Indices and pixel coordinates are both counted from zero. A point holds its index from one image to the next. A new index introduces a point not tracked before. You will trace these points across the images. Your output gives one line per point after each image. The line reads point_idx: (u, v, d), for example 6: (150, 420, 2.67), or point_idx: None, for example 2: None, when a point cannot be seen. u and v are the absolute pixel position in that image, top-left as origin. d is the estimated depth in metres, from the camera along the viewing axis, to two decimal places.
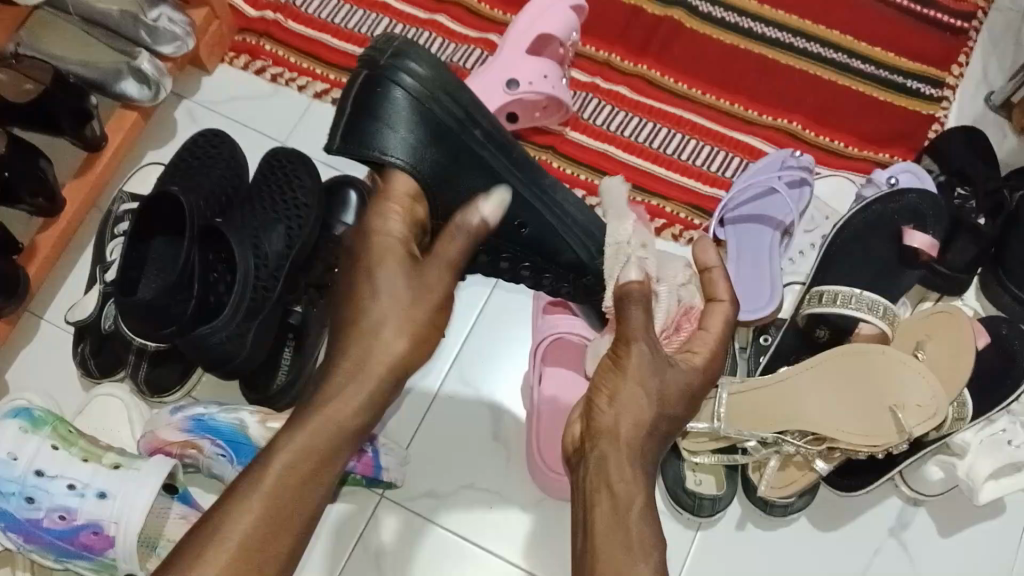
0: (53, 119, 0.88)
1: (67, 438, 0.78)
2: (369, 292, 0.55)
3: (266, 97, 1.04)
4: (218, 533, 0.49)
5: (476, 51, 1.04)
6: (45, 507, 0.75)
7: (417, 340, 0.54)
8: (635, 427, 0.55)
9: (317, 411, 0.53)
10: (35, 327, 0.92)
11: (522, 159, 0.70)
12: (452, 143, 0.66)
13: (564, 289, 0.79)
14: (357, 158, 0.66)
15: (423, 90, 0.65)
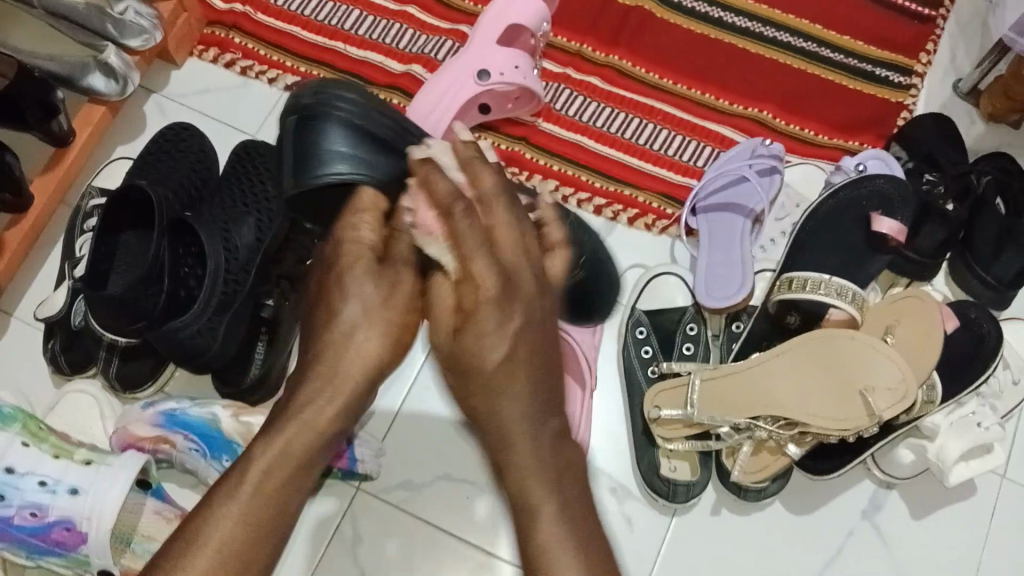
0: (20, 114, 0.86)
1: (37, 435, 0.77)
2: (338, 298, 0.57)
3: (236, 90, 1.04)
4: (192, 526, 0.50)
5: (447, 42, 1.04)
6: (14, 504, 0.73)
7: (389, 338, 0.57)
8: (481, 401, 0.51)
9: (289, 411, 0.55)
10: (5, 325, 0.91)
11: None
12: (397, 150, 0.75)
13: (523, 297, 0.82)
14: (316, 186, 0.75)
15: (351, 111, 0.75)
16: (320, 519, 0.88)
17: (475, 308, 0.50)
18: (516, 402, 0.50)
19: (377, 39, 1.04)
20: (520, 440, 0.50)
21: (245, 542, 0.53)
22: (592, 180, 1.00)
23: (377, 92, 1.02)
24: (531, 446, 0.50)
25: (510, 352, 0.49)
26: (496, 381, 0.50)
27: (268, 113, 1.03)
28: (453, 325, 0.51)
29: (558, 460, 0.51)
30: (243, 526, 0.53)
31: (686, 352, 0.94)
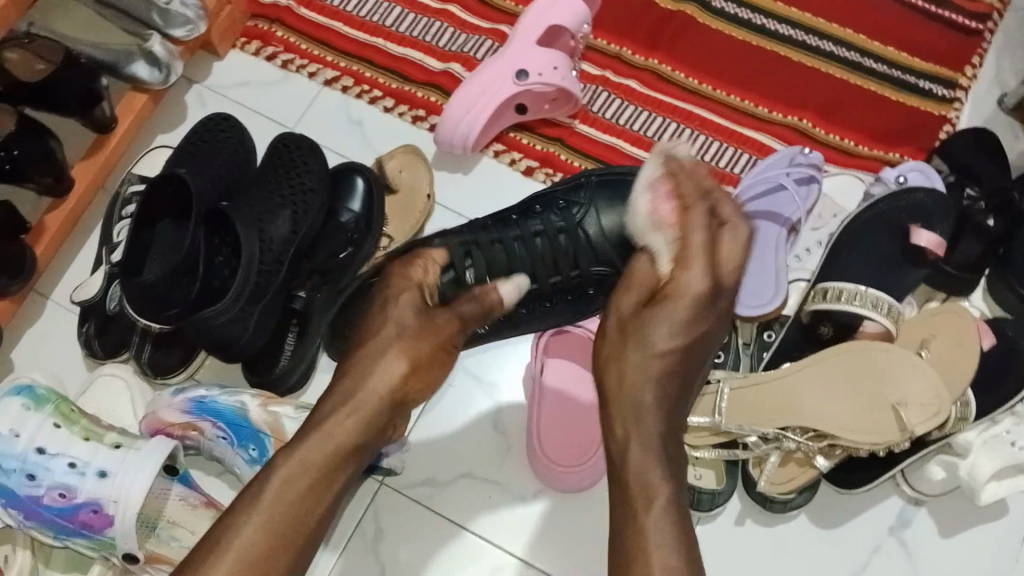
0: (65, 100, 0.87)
1: (70, 417, 0.78)
2: None
3: (277, 82, 1.04)
4: None
5: (487, 42, 1.04)
6: (45, 484, 0.75)
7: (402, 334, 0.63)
8: (637, 377, 0.60)
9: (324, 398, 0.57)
10: (41, 307, 0.93)
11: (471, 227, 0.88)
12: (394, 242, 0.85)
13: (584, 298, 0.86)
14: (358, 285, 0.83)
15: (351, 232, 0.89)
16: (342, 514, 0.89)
17: (674, 291, 0.62)
18: (648, 392, 0.60)
19: (417, 36, 1.04)
20: (648, 403, 0.60)
21: None
22: None
23: (415, 90, 1.02)
24: (661, 408, 0.60)
25: (679, 342, 0.61)
26: (654, 343, 0.61)
27: (306, 108, 1.03)
28: (642, 297, 0.63)
29: (671, 446, 0.60)
30: (271, 541, 0.57)
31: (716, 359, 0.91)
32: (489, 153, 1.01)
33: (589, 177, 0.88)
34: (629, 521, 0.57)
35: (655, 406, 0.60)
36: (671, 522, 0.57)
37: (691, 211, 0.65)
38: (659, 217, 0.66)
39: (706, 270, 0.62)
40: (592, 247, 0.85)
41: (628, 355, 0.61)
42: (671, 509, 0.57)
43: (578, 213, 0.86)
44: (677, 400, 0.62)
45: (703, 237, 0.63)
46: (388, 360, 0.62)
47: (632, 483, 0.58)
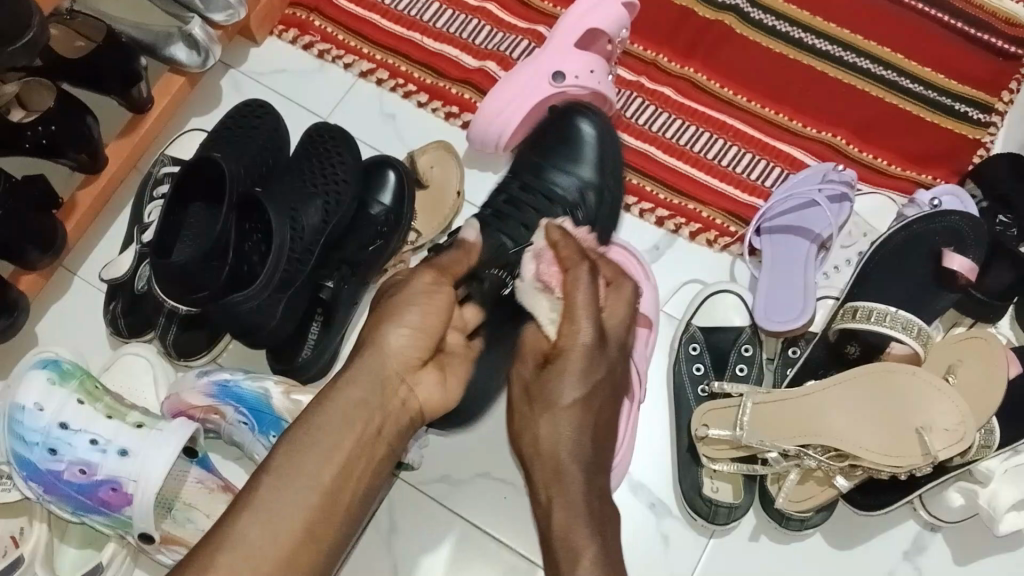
0: (102, 79, 0.87)
1: (93, 394, 0.78)
2: None
3: (312, 72, 1.04)
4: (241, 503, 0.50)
5: (523, 41, 1.03)
6: (67, 459, 0.75)
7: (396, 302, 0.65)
8: (552, 442, 0.60)
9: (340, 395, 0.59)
10: (68, 282, 0.93)
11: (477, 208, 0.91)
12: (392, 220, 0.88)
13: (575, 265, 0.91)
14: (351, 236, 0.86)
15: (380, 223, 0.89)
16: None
17: (563, 352, 0.61)
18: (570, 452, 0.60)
19: (454, 33, 1.04)
20: (567, 463, 0.60)
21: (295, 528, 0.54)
22: (655, 190, 0.99)
23: (449, 85, 1.02)
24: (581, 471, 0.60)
25: (582, 395, 0.60)
26: (557, 405, 0.60)
27: (339, 98, 1.03)
28: (537, 363, 0.62)
29: (597, 508, 0.60)
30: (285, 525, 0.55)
31: (738, 372, 0.92)
32: None
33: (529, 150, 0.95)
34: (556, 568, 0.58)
35: (580, 475, 0.60)
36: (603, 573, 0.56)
37: (572, 273, 0.62)
38: (547, 284, 0.64)
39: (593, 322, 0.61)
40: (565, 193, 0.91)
41: (539, 421, 0.61)
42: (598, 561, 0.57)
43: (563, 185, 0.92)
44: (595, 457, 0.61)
45: (587, 295, 0.61)
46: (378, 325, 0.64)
47: (560, 547, 0.58)
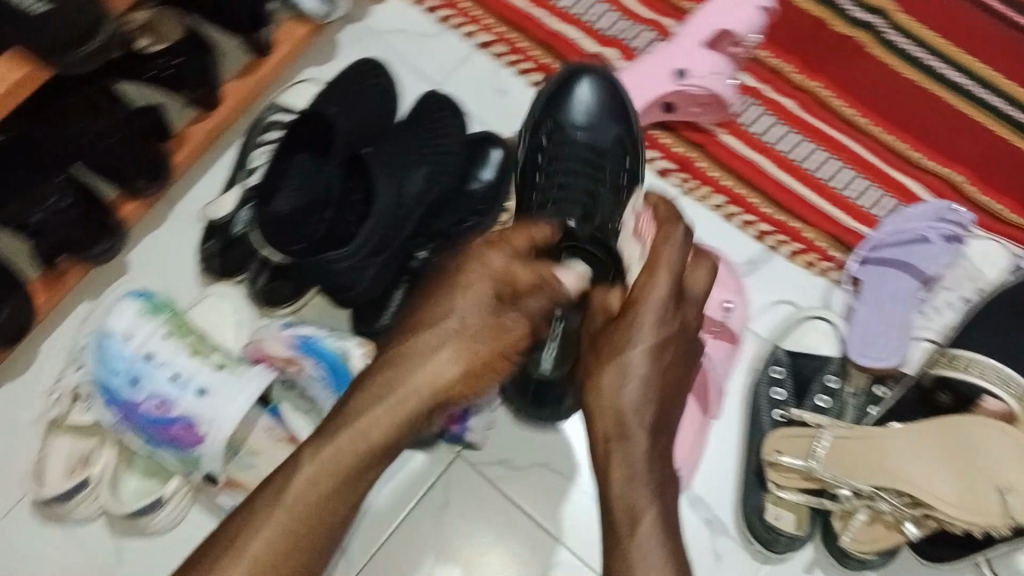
0: (230, 16, 0.87)
1: (182, 328, 0.80)
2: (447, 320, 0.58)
3: (431, 37, 1.04)
4: (237, 556, 0.56)
5: (648, 33, 1.01)
6: (147, 391, 0.76)
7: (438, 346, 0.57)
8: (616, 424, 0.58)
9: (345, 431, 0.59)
10: (165, 216, 0.94)
11: (550, 166, 0.86)
12: (482, 192, 0.90)
13: (628, 188, 0.87)
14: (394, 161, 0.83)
15: (484, 198, 0.89)
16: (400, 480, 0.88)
17: (635, 303, 0.58)
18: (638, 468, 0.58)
19: (579, 15, 1.02)
20: (629, 416, 0.58)
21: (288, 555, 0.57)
22: (760, 204, 0.97)
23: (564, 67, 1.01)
24: (647, 431, 0.58)
25: (655, 340, 0.58)
26: (624, 356, 0.58)
27: (453, 65, 1.03)
28: (605, 319, 0.61)
29: (658, 465, 0.59)
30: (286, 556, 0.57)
31: (820, 404, 0.90)
32: None
33: (541, 108, 0.90)
34: (615, 547, 0.58)
35: (644, 429, 0.58)
36: (656, 543, 0.57)
37: (664, 228, 0.61)
38: (640, 233, 0.70)
39: (670, 279, 0.59)
40: (604, 148, 0.87)
41: (603, 371, 0.58)
42: (657, 525, 0.58)
43: (605, 128, 0.88)
44: (658, 419, 0.59)
45: (674, 250, 0.59)
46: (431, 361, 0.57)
47: (626, 536, 0.58)
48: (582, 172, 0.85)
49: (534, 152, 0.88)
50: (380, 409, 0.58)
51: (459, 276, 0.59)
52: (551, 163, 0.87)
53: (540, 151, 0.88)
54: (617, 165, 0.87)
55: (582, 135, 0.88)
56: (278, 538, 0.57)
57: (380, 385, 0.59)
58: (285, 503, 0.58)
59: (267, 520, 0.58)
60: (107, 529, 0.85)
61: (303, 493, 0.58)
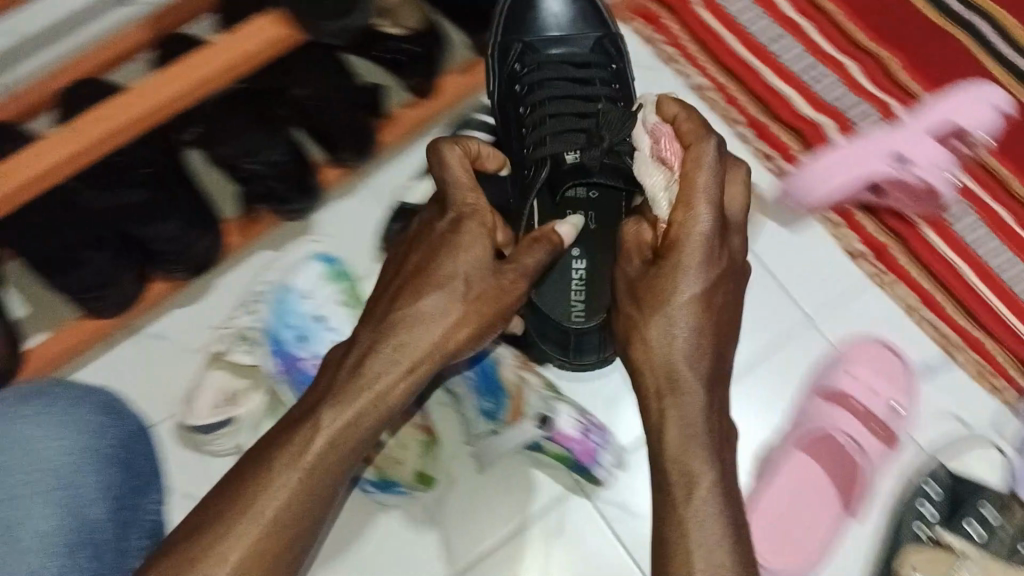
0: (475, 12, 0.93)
1: (353, 300, 0.83)
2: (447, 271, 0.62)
3: (649, 69, 1.06)
4: (257, 502, 0.57)
5: (866, 106, 1.02)
6: (311, 351, 0.79)
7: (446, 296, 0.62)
8: (668, 381, 0.60)
9: (364, 389, 0.61)
10: (357, 187, 0.97)
11: (533, 86, 0.87)
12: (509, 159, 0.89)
13: (620, 92, 0.89)
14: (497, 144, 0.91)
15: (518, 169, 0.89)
16: (489, 483, 0.89)
17: (678, 244, 0.60)
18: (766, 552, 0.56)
19: (802, 78, 1.04)
20: (681, 367, 0.60)
21: (304, 503, 0.59)
22: (950, 310, 0.93)
23: (775, 128, 1.03)
24: (699, 382, 0.60)
25: (701, 285, 0.60)
26: (670, 304, 0.60)
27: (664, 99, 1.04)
28: (645, 262, 0.64)
29: (715, 425, 0.60)
30: (302, 500, 0.58)
31: (966, 531, 0.84)
32: (824, 222, 0.97)
33: (500, 33, 0.91)
34: (668, 508, 0.58)
35: (697, 381, 0.60)
36: (712, 508, 0.58)
37: (695, 149, 0.61)
38: (663, 158, 0.65)
39: (710, 211, 0.59)
40: (584, 60, 0.89)
41: (650, 322, 0.61)
42: (715, 489, 0.58)
43: (577, 42, 0.91)
44: (710, 374, 0.61)
45: (709, 175, 0.59)
46: (430, 301, 0.62)
47: None
48: (573, 95, 0.86)
49: (510, 82, 0.89)
50: (399, 360, 0.61)
51: (452, 233, 0.63)
52: (537, 83, 0.88)
53: (517, 79, 0.89)
54: (603, 71, 0.89)
55: (559, 50, 0.90)
56: (297, 485, 0.58)
57: (388, 329, 0.62)
58: (303, 449, 0.59)
59: (284, 464, 0.59)
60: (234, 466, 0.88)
61: (327, 437, 0.60)
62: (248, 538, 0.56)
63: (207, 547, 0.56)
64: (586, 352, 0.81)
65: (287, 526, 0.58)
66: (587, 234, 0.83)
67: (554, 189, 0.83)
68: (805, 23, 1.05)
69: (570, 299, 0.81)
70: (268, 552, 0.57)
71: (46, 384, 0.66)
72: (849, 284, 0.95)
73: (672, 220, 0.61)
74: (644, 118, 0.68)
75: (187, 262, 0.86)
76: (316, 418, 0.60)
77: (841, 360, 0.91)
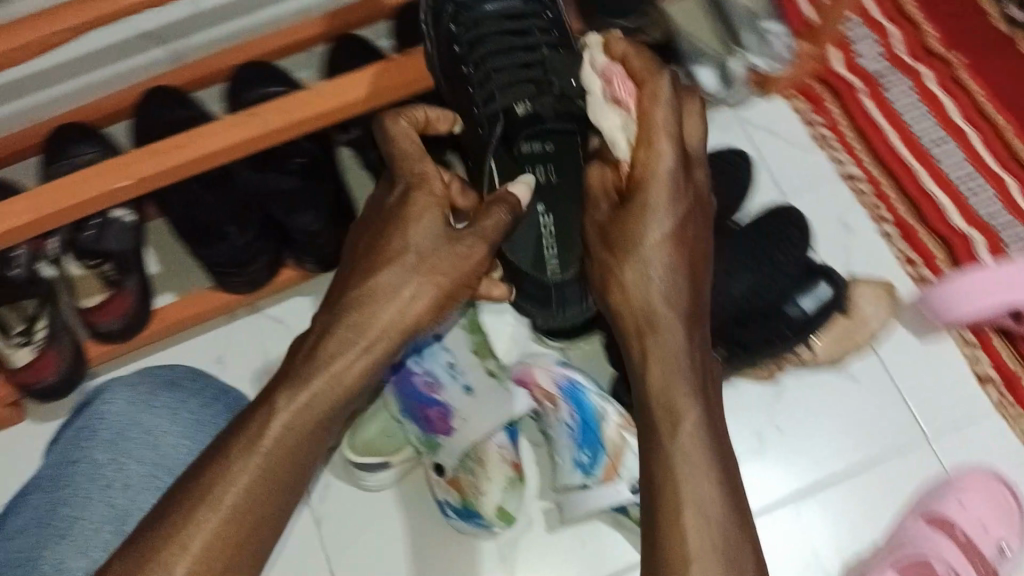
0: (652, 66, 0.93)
1: (474, 326, 0.86)
2: (398, 239, 0.61)
3: (802, 149, 1.04)
4: (219, 488, 0.56)
5: (1021, 228, 0.99)
6: (423, 367, 0.82)
7: (397, 268, 0.60)
8: (654, 335, 0.60)
9: (321, 373, 0.60)
10: None
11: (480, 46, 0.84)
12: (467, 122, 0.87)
13: (560, 33, 0.86)
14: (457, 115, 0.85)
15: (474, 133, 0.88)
16: (564, 539, 0.87)
17: (643, 184, 0.59)
18: None
19: (959, 188, 1.01)
20: (660, 307, 0.60)
21: (266, 489, 0.57)
22: None
23: (922, 232, 1.00)
24: (679, 319, 0.60)
25: (674, 221, 0.59)
26: (642, 245, 0.60)
27: (814, 184, 1.03)
28: (613, 207, 0.63)
29: (697, 360, 0.60)
30: (261, 487, 0.57)
31: None
32: (957, 338, 0.95)
33: None
34: (655, 449, 0.58)
35: (676, 318, 0.60)
36: (702, 438, 0.58)
37: (649, 84, 0.59)
38: (617, 100, 0.64)
39: (672, 146, 0.58)
40: (516, 12, 0.85)
41: (625, 267, 0.61)
42: (700, 422, 0.58)
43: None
44: (690, 312, 0.61)
45: (665, 110, 0.58)
46: (386, 274, 0.60)
47: None
48: (515, 53, 0.84)
49: (448, 44, 0.83)
50: (357, 335, 0.60)
51: (404, 205, 0.62)
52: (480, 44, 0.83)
53: (455, 40, 0.83)
54: (532, 16, 0.85)
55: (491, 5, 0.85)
56: (256, 475, 0.57)
57: (343, 309, 0.61)
58: (267, 439, 0.58)
59: (240, 450, 0.57)
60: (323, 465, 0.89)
61: (283, 420, 0.58)
62: (208, 527, 0.55)
63: (168, 536, 0.54)
64: (568, 306, 0.82)
65: (250, 515, 0.56)
66: (552, 185, 0.84)
67: (512, 140, 0.83)
68: (973, 134, 1.03)
69: (543, 248, 0.82)
70: (231, 539, 0.55)
71: (178, 375, 0.73)
72: (974, 412, 0.92)
73: (633, 160, 0.60)
74: (593, 59, 0.66)
75: (317, 255, 0.88)
76: (272, 404, 0.59)
77: (951, 486, 0.89)
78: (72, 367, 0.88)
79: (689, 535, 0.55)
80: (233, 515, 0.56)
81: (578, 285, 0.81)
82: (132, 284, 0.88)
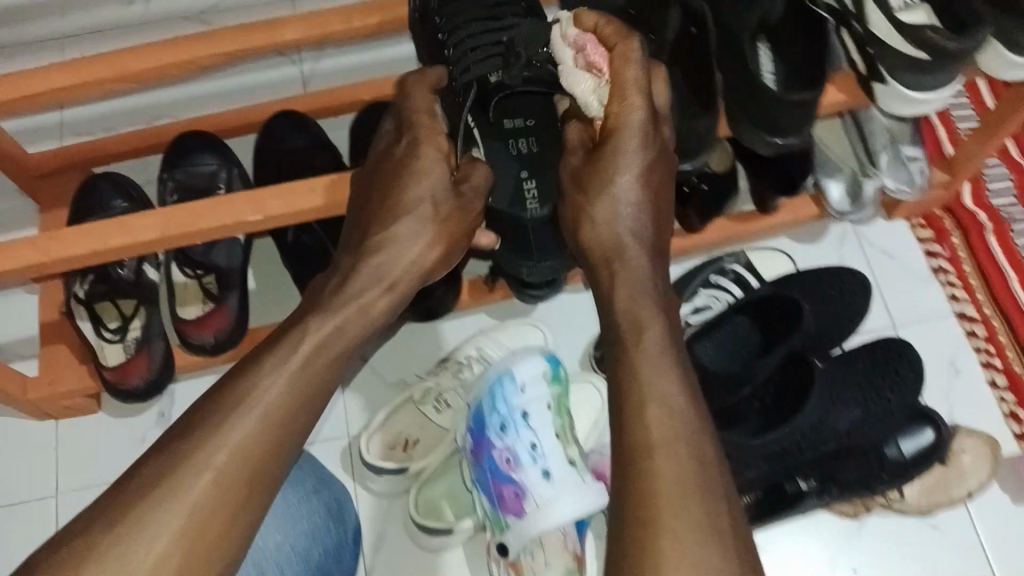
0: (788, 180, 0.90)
1: (560, 408, 0.82)
2: (410, 199, 0.63)
3: (919, 279, 1.01)
4: (251, 395, 0.55)
5: None
6: (507, 443, 0.79)
7: (403, 217, 0.63)
8: (627, 282, 0.57)
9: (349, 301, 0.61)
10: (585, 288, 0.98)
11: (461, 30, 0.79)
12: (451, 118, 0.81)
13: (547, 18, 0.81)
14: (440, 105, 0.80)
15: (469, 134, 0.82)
16: None
17: (614, 130, 0.59)
18: None
19: None
20: (627, 238, 0.59)
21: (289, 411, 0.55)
22: None
23: None
24: (646, 253, 0.59)
25: (642, 163, 0.59)
26: (612, 187, 0.59)
27: (926, 317, 0.99)
28: (585, 154, 0.62)
29: (663, 298, 0.58)
30: (288, 413, 0.55)
31: None
32: None
33: None
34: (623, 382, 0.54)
35: (644, 251, 0.59)
36: (681, 381, 0.53)
37: (621, 45, 0.60)
38: (591, 64, 0.63)
39: (643, 98, 0.59)
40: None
41: (594, 204, 0.60)
42: (666, 338, 0.55)
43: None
44: (655, 248, 0.60)
45: (637, 67, 0.59)
46: (400, 227, 0.63)
47: None
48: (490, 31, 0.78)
49: (430, 35, 0.80)
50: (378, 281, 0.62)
51: (407, 160, 0.64)
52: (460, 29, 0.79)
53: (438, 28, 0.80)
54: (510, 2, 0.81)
55: None
56: (282, 398, 0.55)
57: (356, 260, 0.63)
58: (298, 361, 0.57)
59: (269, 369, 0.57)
60: (383, 512, 0.89)
61: (315, 341, 0.59)
62: (231, 441, 0.53)
63: (190, 449, 0.52)
64: (546, 255, 0.78)
65: (278, 434, 0.55)
66: (531, 156, 0.77)
67: (486, 108, 0.76)
68: None
69: (524, 199, 0.76)
70: (252, 462, 0.53)
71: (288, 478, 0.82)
72: None
73: (606, 113, 0.60)
74: (564, 30, 0.66)
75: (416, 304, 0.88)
76: (306, 326, 0.59)
77: None
78: (162, 369, 0.88)
79: (664, 469, 0.50)
80: (257, 430, 0.54)
81: (549, 229, 0.77)
82: (232, 302, 0.88)
